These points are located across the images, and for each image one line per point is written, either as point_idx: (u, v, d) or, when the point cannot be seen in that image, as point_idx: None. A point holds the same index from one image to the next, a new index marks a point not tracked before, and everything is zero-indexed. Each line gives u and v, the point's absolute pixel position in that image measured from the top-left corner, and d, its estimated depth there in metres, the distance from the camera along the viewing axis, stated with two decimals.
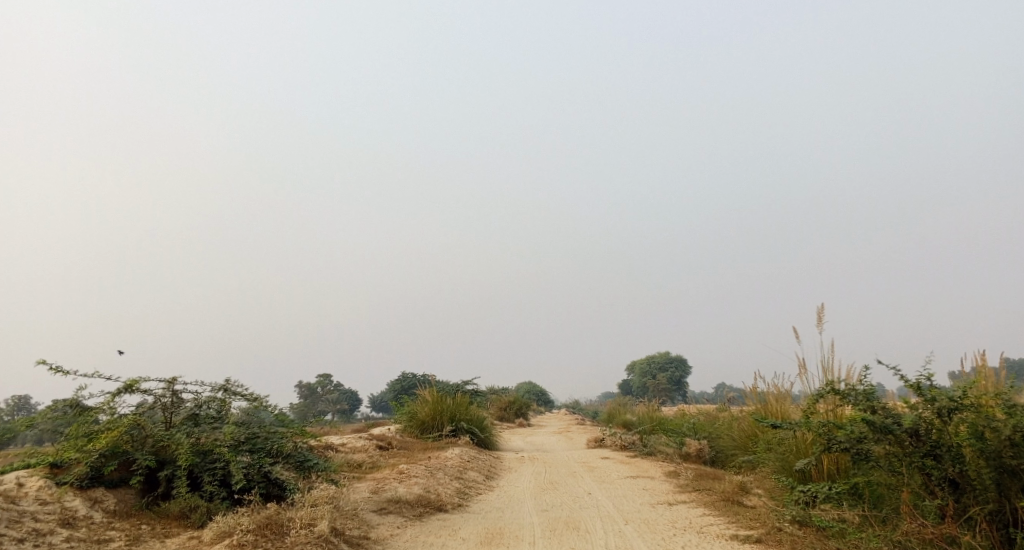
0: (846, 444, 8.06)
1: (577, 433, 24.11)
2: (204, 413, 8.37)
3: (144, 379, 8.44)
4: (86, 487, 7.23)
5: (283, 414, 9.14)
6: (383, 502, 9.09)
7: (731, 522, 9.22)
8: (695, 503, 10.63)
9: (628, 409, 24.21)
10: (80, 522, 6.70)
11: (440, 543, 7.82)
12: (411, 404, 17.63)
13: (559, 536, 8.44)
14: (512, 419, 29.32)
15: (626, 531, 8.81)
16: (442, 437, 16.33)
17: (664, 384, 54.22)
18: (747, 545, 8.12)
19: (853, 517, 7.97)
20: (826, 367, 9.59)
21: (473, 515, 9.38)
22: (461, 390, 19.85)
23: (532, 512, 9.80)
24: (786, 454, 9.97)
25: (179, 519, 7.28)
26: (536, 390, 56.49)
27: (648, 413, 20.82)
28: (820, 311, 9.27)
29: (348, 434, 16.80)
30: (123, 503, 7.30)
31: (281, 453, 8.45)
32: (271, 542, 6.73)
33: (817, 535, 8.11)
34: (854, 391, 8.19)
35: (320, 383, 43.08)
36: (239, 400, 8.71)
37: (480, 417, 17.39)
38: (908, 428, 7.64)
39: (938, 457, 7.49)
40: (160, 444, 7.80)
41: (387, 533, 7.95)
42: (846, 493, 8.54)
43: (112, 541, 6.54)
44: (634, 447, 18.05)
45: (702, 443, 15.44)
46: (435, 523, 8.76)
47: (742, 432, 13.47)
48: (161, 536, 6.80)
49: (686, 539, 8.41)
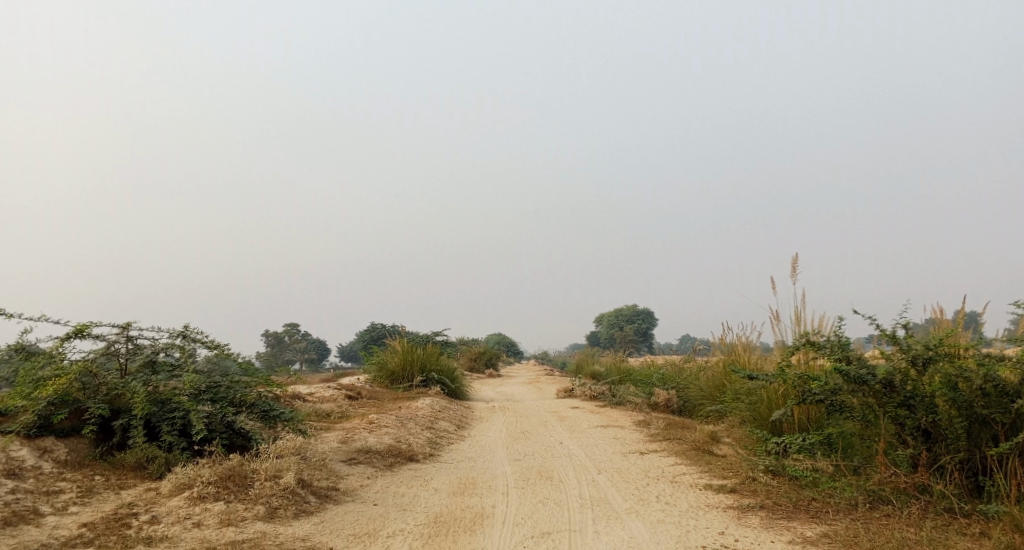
0: (821, 396, 7.94)
1: (545, 383, 24.14)
2: (162, 360, 8.00)
3: (96, 324, 8.03)
4: (34, 437, 6.88)
5: (247, 363, 8.80)
6: (352, 452, 8.88)
7: (703, 471, 9.15)
8: (667, 452, 10.58)
9: (596, 360, 24.26)
10: (27, 473, 6.36)
11: (411, 494, 7.60)
12: (380, 354, 17.38)
13: (533, 486, 8.28)
14: (481, 369, 29.27)
15: (599, 481, 8.67)
16: (412, 387, 16.13)
17: (632, 335, 54.70)
18: (721, 495, 8.03)
19: (826, 466, 7.92)
20: (799, 318, 9.49)
21: (445, 465, 9.21)
22: (431, 341, 19.64)
23: (504, 461, 9.65)
24: (757, 404, 9.91)
25: (135, 470, 6.97)
26: (505, 341, 56.58)
27: (617, 363, 20.83)
28: (794, 261, 9.13)
29: (316, 384, 16.53)
30: (75, 453, 6.98)
31: (245, 403, 8.12)
32: (233, 494, 6.45)
33: (791, 485, 8.01)
34: (829, 342, 8.09)
35: (288, 333, 42.58)
36: (199, 347, 8.35)
37: (450, 367, 17.19)
38: (882, 380, 7.51)
39: (911, 407, 7.39)
40: (115, 393, 7.45)
41: (357, 484, 7.72)
42: (819, 444, 8.45)
43: (63, 493, 6.23)
44: (603, 397, 18.06)
45: (671, 392, 15.44)
46: (406, 473, 8.57)
47: (710, 382, 13.45)
48: (115, 488, 6.49)
49: (660, 488, 8.30)
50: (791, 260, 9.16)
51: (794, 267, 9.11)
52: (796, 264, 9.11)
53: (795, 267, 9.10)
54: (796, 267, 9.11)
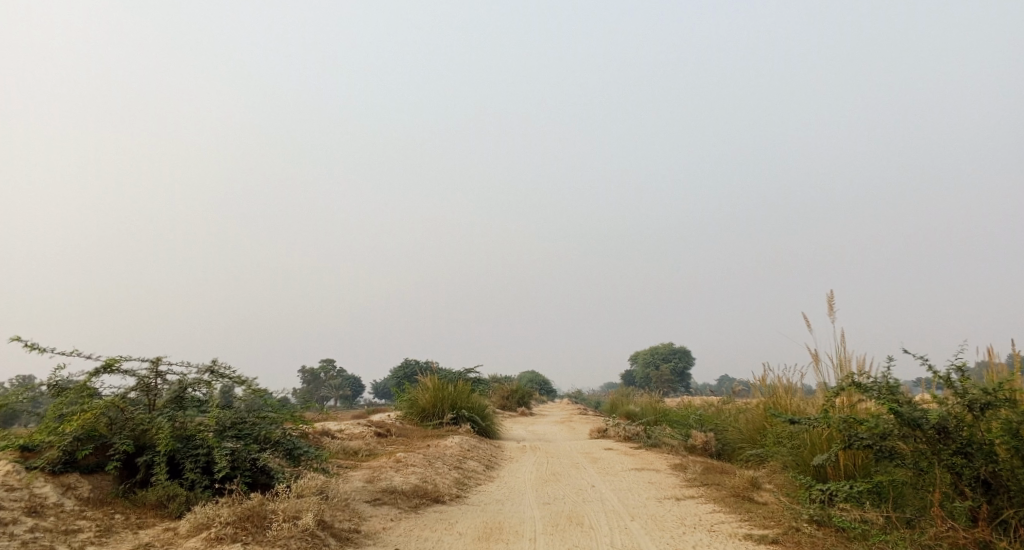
0: (868, 442, 7.54)
1: (579, 423, 23.68)
2: (189, 396, 7.89)
3: (125, 358, 7.98)
4: (58, 473, 6.78)
5: (273, 399, 8.65)
6: (377, 492, 8.65)
7: (743, 520, 8.73)
8: (704, 498, 10.15)
9: (632, 399, 23.80)
10: (48, 511, 6.24)
11: (435, 538, 7.34)
12: (411, 390, 17.19)
13: (562, 532, 7.95)
14: (514, 407, 28.91)
15: (633, 528, 8.30)
16: (442, 425, 15.89)
17: (668, 374, 53.79)
18: (763, 546, 7.60)
19: (876, 518, 7.46)
20: (839, 359, 9.09)
21: (472, 507, 8.93)
22: (463, 377, 19.42)
23: (533, 504, 9.33)
24: (800, 449, 9.48)
25: (155, 509, 6.82)
26: (539, 378, 56.06)
27: (652, 404, 20.35)
28: (831, 299, 8.78)
29: (347, 420, 16.37)
30: (98, 490, 6.86)
31: (269, 440, 7.96)
32: (251, 535, 6.25)
33: (838, 537, 7.56)
34: (876, 385, 7.69)
35: (323, 368, 42.67)
36: (227, 383, 8.21)
37: (482, 404, 16.93)
38: (936, 424, 7.13)
39: (969, 455, 6.98)
40: (140, 428, 7.35)
41: (380, 527, 7.48)
42: (867, 493, 8.00)
43: (81, 532, 6.09)
44: (638, 438, 17.59)
45: (708, 435, 14.98)
46: (431, 515, 8.32)
47: (749, 425, 12.99)
48: (134, 527, 6.34)
49: (697, 538, 7.90)
50: (828, 298, 8.82)
51: (831, 306, 8.76)
52: (833, 302, 8.77)
53: (832, 305, 8.75)
54: (834, 305, 8.76)
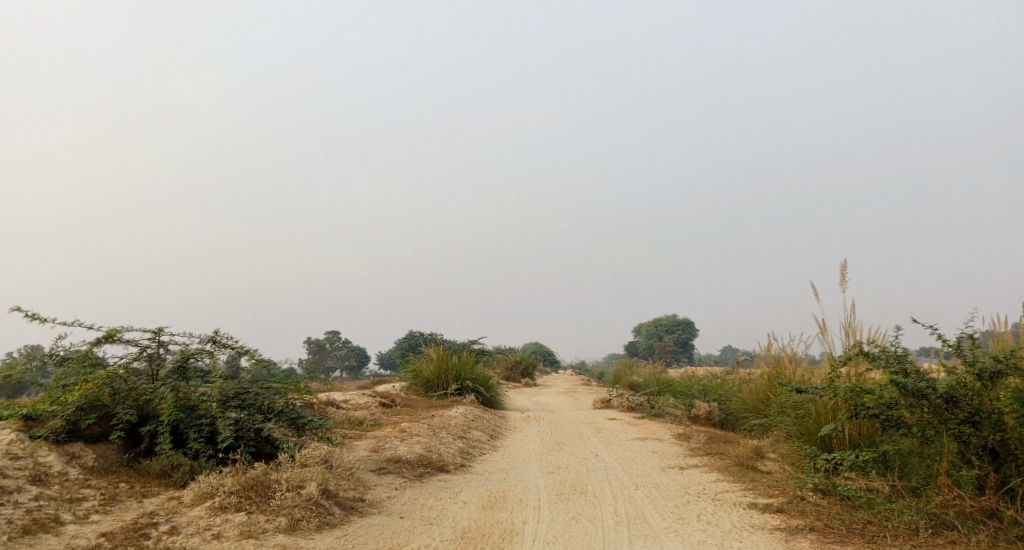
0: (875, 411, 7.50)
1: (582, 393, 23.73)
2: (192, 366, 7.87)
3: (127, 328, 7.94)
4: (62, 442, 6.78)
5: (277, 369, 8.63)
6: (382, 462, 8.66)
7: (747, 489, 8.73)
8: (708, 467, 10.16)
9: (635, 370, 23.87)
10: (52, 479, 6.25)
11: (440, 507, 7.35)
12: (416, 361, 17.22)
13: (567, 501, 7.95)
14: (518, 378, 29.01)
15: (637, 497, 8.30)
16: (447, 395, 15.92)
17: (671, 345, 53.85)
18: (767, 515, 7.60)
19: (881, 487, 7.44)
20: (848, 329, 9.03)
21: (477, 476, 8.94)
22: (467, 348, 19.44)
23: (537, 473, 9.36)
24: (804, 419, 9.45)
25: (160, 478, 6.83)
26: (543, 350, 56.21)
27: (655, 374, 20.38)
28: (842, 269, 8.69)
29: (351, 390, 16.40)
30: (102, 459, 6.86)
31: (272, 410, 7.94)
32: (255, 505, 6.26)
33: (843, 506, 7.55)
34: (884, 354, 7.63)
35: (328, 340, 42.81)
36: (229, 353, 8.19)
37: (486, 375, 16.96)
38: (944, 394, 7.06)
39: (976, 424, 6.93)
40: (143, 398, 7.34)
41: (384, 496, 7.50)
42: (873, 462, 7.98)
43: (85, 501, 6.10)
44: (642, 408, 17.61)
45: (712, 405, 14.98)
46: (436, 484, 8.34)
47: (753, 395, 12.96)
48: (139, 496, 6.34)
49: (701, 506, 7.90)
50: (840, 268, 8.72)
51: (843, 275, 8.67)
52: (845, 272, 8.68)
53: (844, 275, 8.65)
54: (845, 275, 8.67)
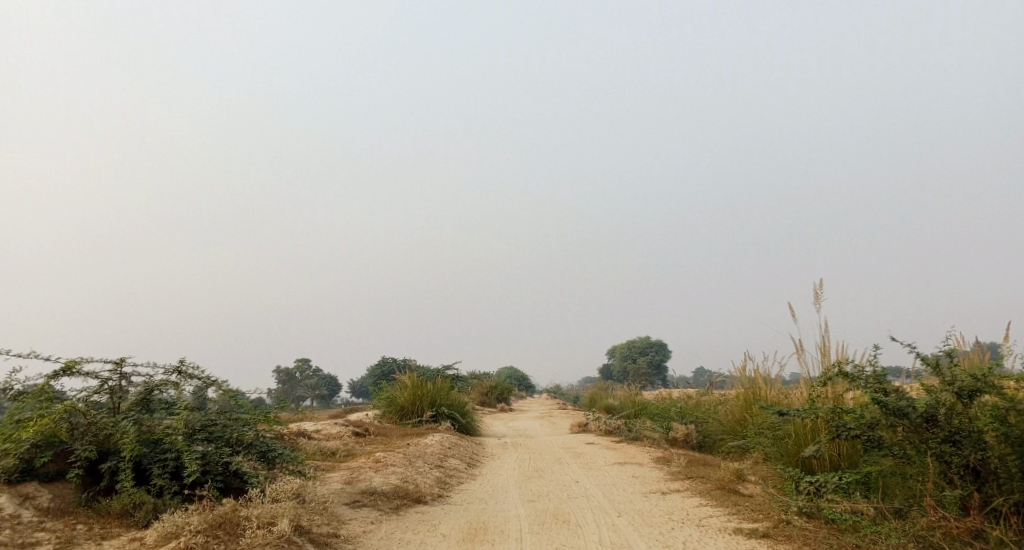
0: (856, 432, 7.38)
1: (557, 418, 23.50)
2: (157, 398, 7.53)
3: (86, 360, 7.60)
4: (16, 482, 6.41)
5: (245, 399, 8.31)
6: (356, 495, 8.36)
7: (731, 513, 8.56)
8: (690, 492, 9.97)
9: (610, 393, 23.72)
10: (3, 523, 5.88)
11: (418, 541, 7.06)
12: (389, 388, 16.88)
13: (548, 531, 7.70)
14: (493, 404, 28.70)
15: (620, 525, 8.08)
16: (422, 422, 15.60)
17: (645, 367, 53.87)
18: (754, 540, 7.43)
19: (867, 509, 7.30)
20: (825, 349, 8.93)
21: (454, 507, 8.66)
22: (441, 374, 19.15)
23: (516, 502, 9.09)
24: (784, 440, 9.32)
25: (121, 517, 6.46)
26: (517, 374, 55.90)
27: (631, 397, 20.24)
28: (817, 289, 8.62)
29: (323, 420, 16.00)
30: (59, 499, 6.50)
31: (241, 443, 7.60)
32: (224, 544, 5.94)
33: (830, 530, 7.40)
34: (863, 374, 7.50)
35: (299, 368, 42.13)
36: (195, 384, 7.87)
37: (461, 401, 16.67)
38: (924, 413, 6.99)
39: (958, 443, 6.83)
40: (104, 433, 6.99)
41: (360, 531, 7.20)
42: (857, 484, 7.85)
43: (39, 545, 5.74)
44: (619, 432, 17.42)
45: (689, 427, 14.84)
46: (413, 517, 8.05)
47: (730, 416, 12.84)
48: (97, 538, 5.99)
49: (686, 533, 7.71)
50: (815, 287, 8.65)
51: (818, 295, 8.59)
52: (819, 292, 8.61)
53: (819, 295, 8.59)
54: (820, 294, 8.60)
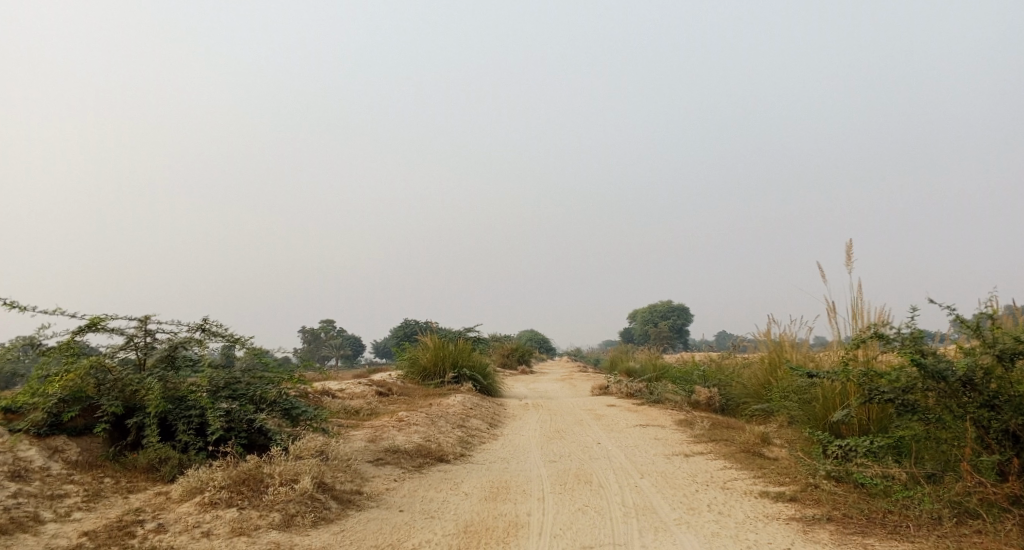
0: (890, 396, 7.23)
1: (579, 381, 23.50)
2: (181, 356, 7.55)
3: (111, 316, 7.62)
4: (44, 436, 6.46)
5: (269, 357, 8.31)
6: (380, 452, 8.37)
7: (756, 477, 8.47)
8: (714, 454, 9.90)
9: (631, 356, 23.64)
10: (33, 475, 5.94)
11: (441, 499, 7.06)
12: (411, 349, 16.91)
13: (571, 491, 7.67)
14: (514, 366, 28.75)
15: (644, 486, 8.02)
16: (444, 383, 15.63)
17: (666, 330, 53.72)
18: (781, 504, 7.33)
19: (899, 474, 7.15)
20: (856, 311, 8.74)
21: (477, 466, 8.66)
22: (463, 336, 19.15)
23: (539, 462, 9.07)
24: (811, 404, 9.18)
25: (147, 472, 6.50)
26: (538, 337, 56.00)
27: (653, 360, 20.13)
28: (849, 250, 8.41)
29: (347, 379, 16.10)
30: (87, 453, 6.55)
31: (265, 401, 7.60)
32: (248, 500, 5.96)
33: (859, 495, 7.28)
34: (899, 335, 7.34)
35: (322, 328, 42.46)
36: (219, 342, 7.90)
37: (483, 362, 16.66)
38: (962, 376, 6.81)
39: (996, 407, 6.70)
40: (130, 389, 7.02)
41: (382, 488, 7.21)
42: (888, 448, 7.71)
43: (67, 497, 5.78)
44: (641, 394, 17.35)
45: (712, 390, 14.73)
46: (436, 475, 8.05)
47: (754, 379, 12.70)
48: (124, 492, 6.03)
49: (711, 496, 7.63)
50: (846, 247, 8.43)
51: (850, 256, 8.38)
52: (850, 252, 8.39)
53: (850, 255, 8.37)
54: (851, 255, 8.39)
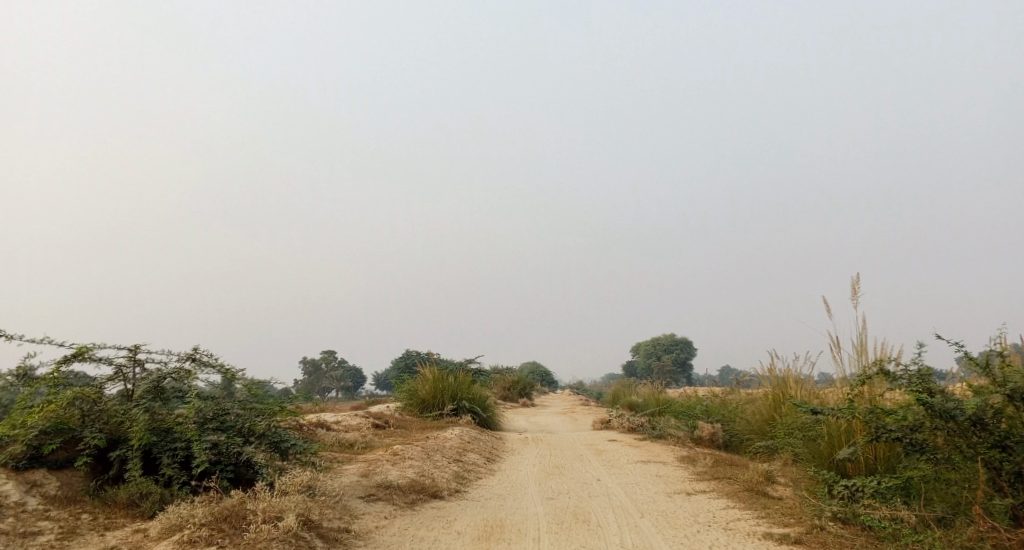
0: (897, 434, 7.01)
1: (581, 415, 23.17)
2: (169, 386, 7.35)
3: (99, 346, 7.45)
4: (23, 469, 6.25)
5: (261, 388, 8.11)
6: (372, 488, 8.13)
7: (760, 517, 8.20)
8: (716, 493, 9.62)
9: (633, 390, 23.35)
10: (8, 511, 5.72)
11: (432, 538, 6.80)
12: (410, 381, 16.68)
13: (568, 531, 7.41)
14: (515, 399, 28.42)
15: (643, 526, 7.76)
16: (442, 416, 15.37)
17: (670, 364, 53.30)
18: (785, 547, 7.07)
19: (908, 517, 6.89)
20: (862, 347, 8.53)
21: (472, 503, 8.40)
22: (464, 368, 18.92)
23: (536, 500, 8.81)
24: (816, 441, 8.93)
25: (127, 508, 6.27)
26: (541, 370, 55.56)
27: (655, 394, 19.86)
28: (854, 284, 8.23)
29: (344, 411, 15.82)
30: (67, 487, 6.33)
31: (253, 434, 7.34)
32: (228, 538, 5.73)
33: (867, 538, 7.01)
34: (906, 372, 7.13)
35: (323, 359, 42.17)
36: (209, 372, 7.71)
37: (483, 395, 16.41)
38: (972, 415, 6.59)
39: (1007, 448, 6.47)
40: (115, 421, 6.81)
41: (372, 526, 6.96)
42: (897, 489, 7.45)
43: (41, 535, 5.56)
44: (643, 430, 17.04)
45: (715, 426, 14.46)
46: (429, 512, 7.80)
47: (758, 415, 12.43)
48: (101, 529, 5.80)
49: (713, 537, 7.37)
50: (851, 281, 8.25)
51: (856, 290, 8.20)
52: (856, 286, 8.20)
53: (856, 289, 8.19)
54: (857, 288, 8.20)
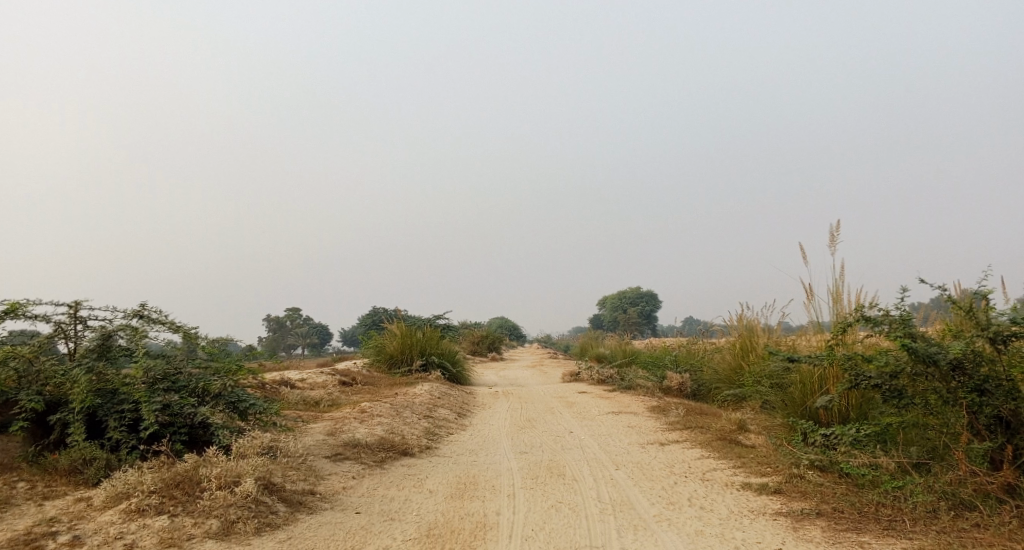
0: (877, 381, 6.85)
1: (548, 367, 23.05)
2: (115, 345, 6.86)
3: (35, 302, 6.90)
4: None
5: (217, 345, 7.65)
6: (338, 447, 7.79)
7: (736, 466, 8.05)
8: (690, 443, 9.47)
9: (600, 342, 23.28)
10: None
11: (402, 498, 6.49)
12: (378, 337, 16.29)
13: (542, 486, 7.15)
14: (484, 352, 28.27)
15: (619, 479, 7.55)
16: (411, 371, 15.03)
17: (635, 316, 53.61)
18: (765, 497, 6.90)
19: (887, 463, 6.74)
20: (838, 294, 8.33)
21: (443, 459, 8.12)
22: (432, 323, 18.57)
23: (509, 455, 8.55)
24: (789, 389, 8.74)
25: (69, 475, 5.85)
26: (508, 324, 55.53)
27: (622, 346, 19.75)
28: (833, 230, 7.98)
29: (310, 369, 15.39)
30: (2, 454, 5.88)
31: (208, 394, 6.89)
32: (181, 506, 5.36)
33: (846, 486, 6.87)
34: (885, 317, 6.90)
35: (289, 317, 41.48)
36: (159, 330, 7.23)
37: (451, 350, 16.08)
38: (953, 360, 6.37)
39: (986, 392, 6.29)
40: (54, 382, 6.33)
41: (339, 487, 6.63)
42: (875, 437, 7.29)
43: None
44: (612, 381, 16.93)
45: (684, 376, 14.35)
46: (399, 471, 7.49)
47: (725, 364, 12.31)
48: (38, 499, 5.38)
49: (691, 488, 7.18)
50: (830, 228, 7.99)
51: (834, 236, 7.95)
52: (833, 233, 7.96)
53: (834, 236, 7.94)
54: (835, 235, 7.96)
